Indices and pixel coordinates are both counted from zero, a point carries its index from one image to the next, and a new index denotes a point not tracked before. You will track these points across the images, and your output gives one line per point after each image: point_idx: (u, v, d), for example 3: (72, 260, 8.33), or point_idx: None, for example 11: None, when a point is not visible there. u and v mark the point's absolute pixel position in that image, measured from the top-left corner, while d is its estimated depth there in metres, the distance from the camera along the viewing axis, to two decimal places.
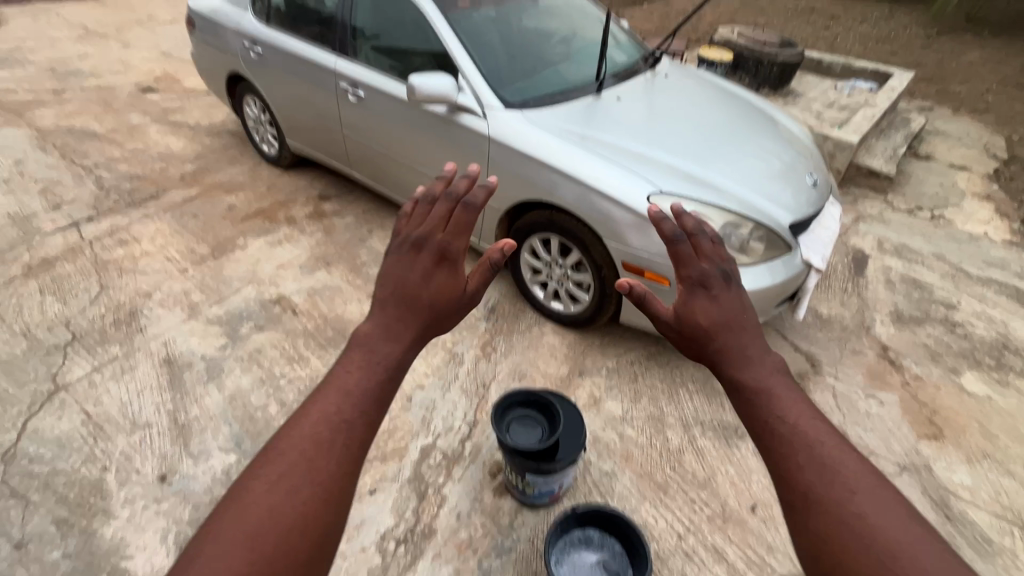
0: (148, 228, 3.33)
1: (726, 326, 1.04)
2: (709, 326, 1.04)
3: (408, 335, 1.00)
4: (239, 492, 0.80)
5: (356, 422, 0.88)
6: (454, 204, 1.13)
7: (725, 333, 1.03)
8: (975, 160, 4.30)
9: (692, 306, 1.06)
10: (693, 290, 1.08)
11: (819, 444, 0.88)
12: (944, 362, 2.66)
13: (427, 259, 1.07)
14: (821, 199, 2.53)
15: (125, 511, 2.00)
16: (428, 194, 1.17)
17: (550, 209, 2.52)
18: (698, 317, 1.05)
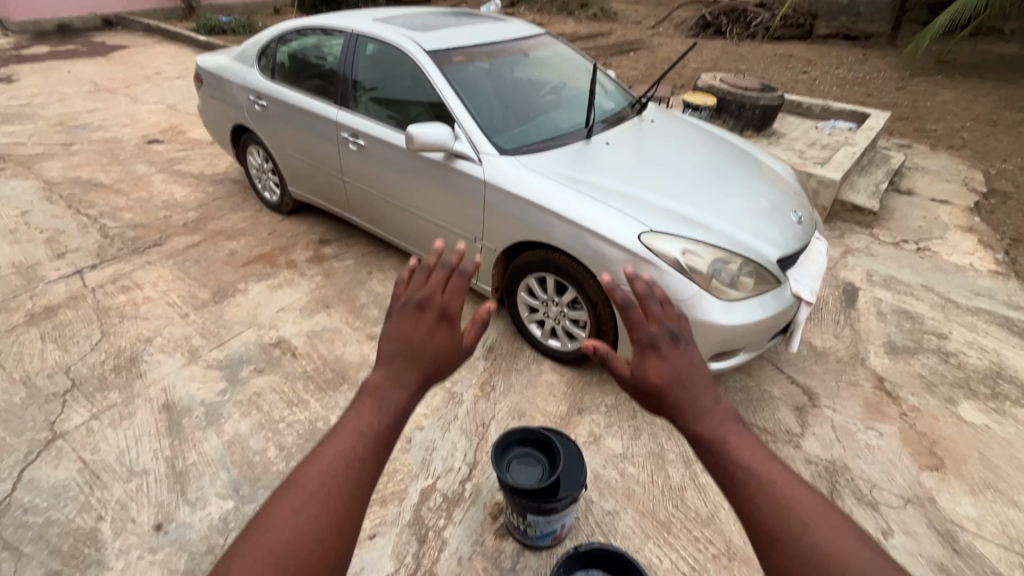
0: (150, 274, 3.38)
1: (680, 381, 0.99)
2: (665, 386, 0.99)
3: (414, 384, 0.97)
4: (260, 520, 0.80)
5: (369, 463, 0.87)
6: (452, 272, 1.07)
7: (680, 389, 0.99)
8: (955, 193, 4.46)
9: (645, 370, 1.01)
10: (647, 351, 1.03)
11: (774, 487, 0.86)
12: (940, 391, 2.69)
13: (430, 319, 1.02)
14: (807, 234, 2.62)
15: (118, 561, 1.96)
16: (424, 263, 1.09)
17: (545, 249, 2.59)
18: (648, 378, 1.01)
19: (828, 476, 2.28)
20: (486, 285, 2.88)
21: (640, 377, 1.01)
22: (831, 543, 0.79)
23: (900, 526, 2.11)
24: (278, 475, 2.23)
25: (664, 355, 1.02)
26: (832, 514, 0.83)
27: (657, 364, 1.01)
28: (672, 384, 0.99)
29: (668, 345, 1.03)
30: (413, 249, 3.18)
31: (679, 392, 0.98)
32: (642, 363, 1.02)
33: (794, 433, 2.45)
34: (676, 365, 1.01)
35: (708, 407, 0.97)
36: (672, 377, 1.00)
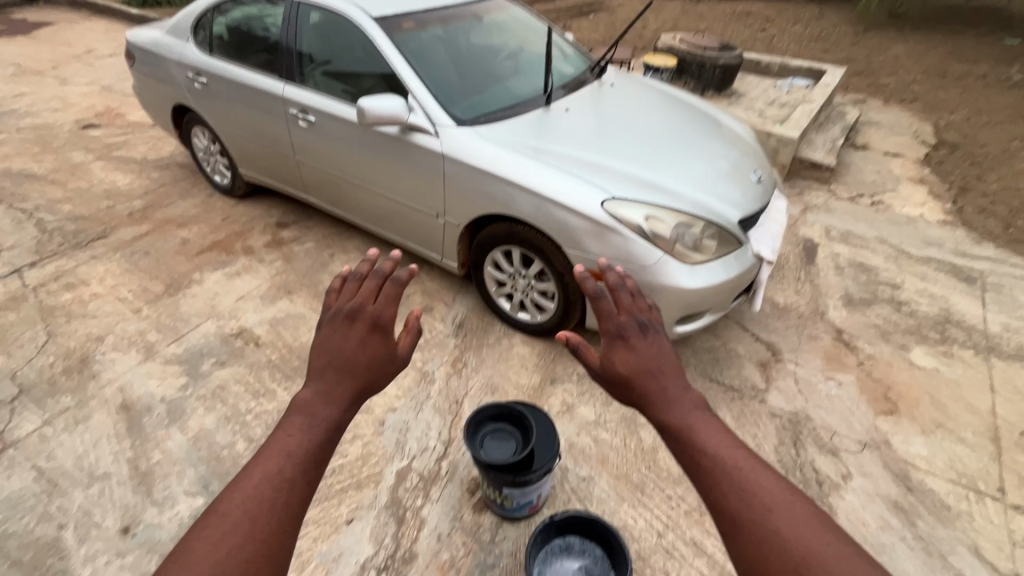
0: (96, 269, 3.20)
1: (648, 371, 1.02)
2: (634, 377, 1.02)
3: (345, 396, 0.98)
4: (182, 551, 0.79)
5: (297, 482, 0.86)
6: (385, 280, 1.12)
7: (650, 379, 1.01)
8: (907, 146, 4.57)
9: (616, 362, 1.05)
10: (616, 343, 1.06)
11: (739, 471, 0.87)
12: (894, 339, 2.80)
13: (362, 328, 1.06)
14: (767, 194, 2.64)
15: (86, 568, 1.90)
16: (356, 272, 1.14)
17: (509, 221, 2.55)
18: (618, 369, 1.04)
19: (792, 427, 2.37)
20: (452, 261, 2.83)
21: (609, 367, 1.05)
22: (793, 527, 0.80)
23: (858, 469, 2.22)
24: None
25: (634, 347, 1.05)
26: (794, 497, 0.85)
27: (626, 355, 1.05)
28: (641, 375, 1.02)
29: (638, 337, 1.06)
30: (375, 228, 3.09)
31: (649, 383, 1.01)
32: (612, 353, 1.06)
33: (759, 388, 2.53)
34: (646, 357, 1.04)
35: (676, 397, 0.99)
36: (639, 367, 1.03)
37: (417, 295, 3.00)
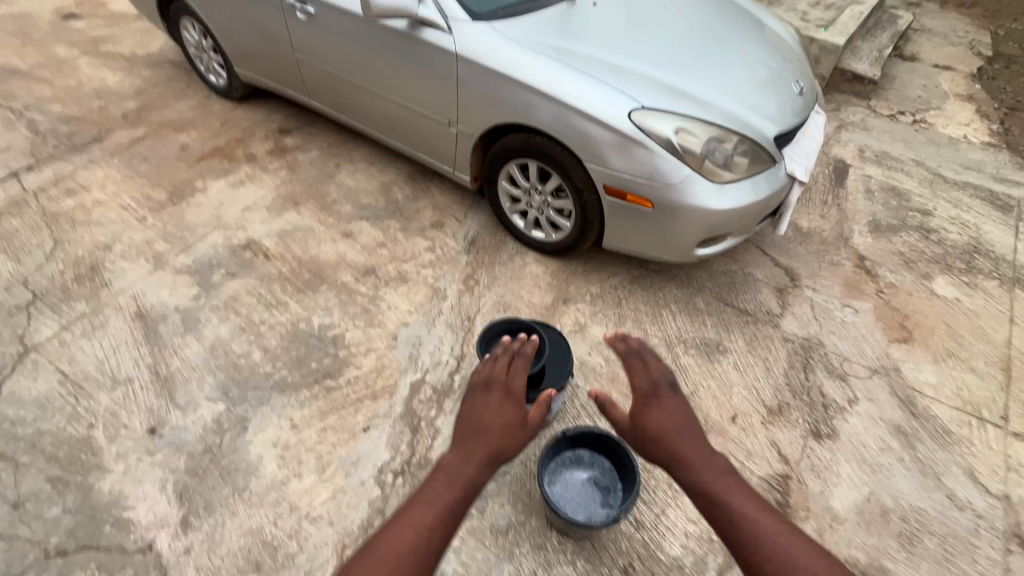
0: (96, 174, 3.09)
1: (497, 440, 1.32)
2: (467, 427, 1.35)
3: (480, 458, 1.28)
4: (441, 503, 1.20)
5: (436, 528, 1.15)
6: (513, 357, 1.52)
7: (416, 533, 1.14)
8: (959, 59, 4.17)
9: (496, 407, 1.38)
10: (497, 361, 1.51)
11: None
12: (917, 268, 2.72)
13: (495, 397, 1.41)
14: (807, 107, 2.43)
15: (119, 464, 2.01)
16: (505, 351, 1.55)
17: (526, 131, 2.39)
18: (447, 489, 1.22)
19: (803, 352, 2.37)
20: (464, 175, 2.69)
21: (510, 387, 1.43)
22: None
23: (865, 395, 2.25)
24: (266, 377, 2.23)
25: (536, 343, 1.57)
26: None
27: (448, 463, 1.28)
28: (491, 448, 1.30)
29: (514, 362, 1.51)
30: (382, 138, 2.91)
31: (423, 543, 1.12)
32: (468, 397, 1.44)
33: (774, 313, 2.50)
34: (465, 474, 1.25)
35: (414, 506, 1.19)
36: (476, 432, 1.34)
37: (428, 210, 2.89)
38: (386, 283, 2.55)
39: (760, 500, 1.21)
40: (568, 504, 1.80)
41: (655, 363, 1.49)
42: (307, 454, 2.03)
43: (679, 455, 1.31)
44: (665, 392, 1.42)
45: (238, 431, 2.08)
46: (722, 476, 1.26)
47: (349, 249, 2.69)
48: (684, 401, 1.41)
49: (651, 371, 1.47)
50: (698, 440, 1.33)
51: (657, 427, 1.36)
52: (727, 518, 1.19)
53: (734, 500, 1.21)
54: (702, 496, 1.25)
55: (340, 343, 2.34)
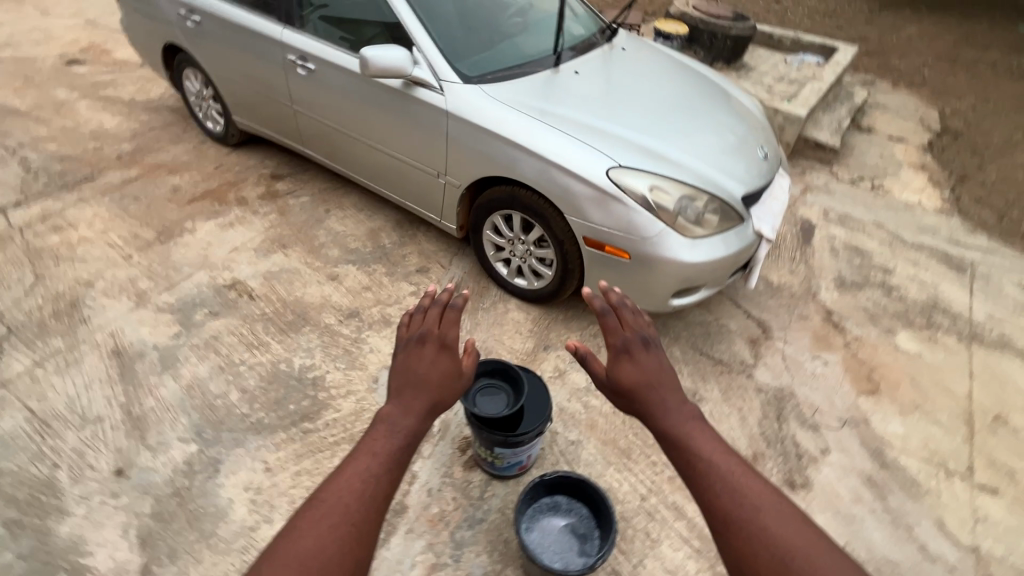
0: (85, 212, 3.12)
1: (437, 392, 1.23)
2: (404, 379, 1.24)
3: (422, 409, 1.19)
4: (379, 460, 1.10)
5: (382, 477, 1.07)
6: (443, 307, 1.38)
7: (363, 480, 1.05)
8: (911, 132, 4.54)
9: (433, 361, 1.27)
10: (427, 313, 1.36)
11: None
12: (881, 323, 2.86)
13: (430, 349, 1.29)
14: (772, 171, 2.62)
15: (80, 508, 1.93)
16: (419, 306, 1.39)
17: (510, 184, 2.52)
18: (393, 433, 1.14)
19: (776, 402, 2.43)
20: (451, 224, 2.80)
21: (446, 339, 1.31)
22: None
23: (837, 445, 2.30)
24: (243, 418, 2.20)
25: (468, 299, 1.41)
26: None
27: (387, 414, 1.17)
28: (433, 399, 1.22)
29: (447, 313, 1.36)
30: (372, 186, 3.02)
31: (373, 488, 1.05)
32: (401, 351, 1.30)
33: (748, 363, 2.58)
34: (405, 424, 1.16)
35: (358, 452, 1.10)
36: (417, 385, 1.23)
37: (414, 256, 2.97)
38: (369, 326, 2.58)
39: (724, 444, 1.12)
40: (545, 551, 1.78)
41: (632, 317, 1.34)
42: (279, 498, 1.99)
43: (650, 408, 1.21)
44: (638, 349, 1.28)
45: (210, 474, 2.03)
46: (686, 420, 1.18)
47: (334, 291, 2.74)
48: (662, 357, 1.28)
49: (625, 326, 1.32)
50: (668, 390, 1.23)
51: (631, 383, 1.24)
52: (683, 458, 1.12)
53: (696, 443, 1.13)
54: (666, 441, 1.16)
55: (320, 385, 2.33)
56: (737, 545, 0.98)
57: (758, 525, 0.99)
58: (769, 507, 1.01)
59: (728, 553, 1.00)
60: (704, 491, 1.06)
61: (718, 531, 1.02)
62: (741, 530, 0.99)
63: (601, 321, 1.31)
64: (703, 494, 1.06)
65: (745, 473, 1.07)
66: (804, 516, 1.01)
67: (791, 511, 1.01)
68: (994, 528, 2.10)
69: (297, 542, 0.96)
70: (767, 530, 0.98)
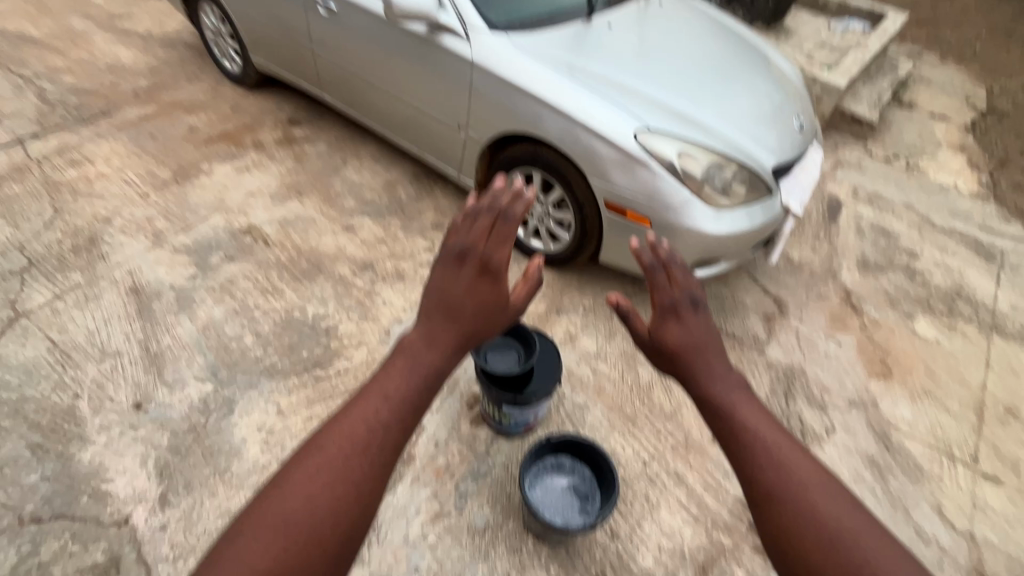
0: (102, 148, 3.10)
1: (468, 324, 1.22)
2: (437, 301, 1.24)
3: (447, 343, 1.18)
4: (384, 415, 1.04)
5: (390, 424, 1.04)
6: (496, 221, 1.30)
7: (369, 429, 1.02)
8: (954, 110, 4.32)
9: (472, 285, 1.25)
10: (478, 222, 1.30)
11: None
12: (900, 307, 2.80)
13: (469, 271, 1.26)
14: (806, 143, 2.51)
15: (101, 436, 2.00)
16: (474, 209, 1.33)
17: (533, 142, 2.45)
18: (409, 378, 1.11)
19: (786, 379, 2.43)
20: (469, 180, 2.74)
21: (489, 262, 1.27)
22: None
23: (843, 425, 2.30)
24: (256, 361, 2.24)
25: (533, 203, 1.31)
26: None
27: (411, 344, 1.18)
28: (461, 333, 1.21)
29: (498, 228, 1.29)
30: (391, 137, 2.96)
31: (377, 441, 1.01)
32: (440, 267, 1.28)
33: (760, 339, 2.56)
34: (427, 359, 1.15)
35: (367, 396, 1.07)
36: (448, 312, 1.22)
37: (430, 210, 2.93)
38: (383, 279, 2.58)
39: (771, 418, 1.12)
40: (546, 508, 1.82)
41: (683, 276, 1.34)
42: (291, 440, 2.04)
43: (693, 371, 1.23)
44: (686, 311, 1.30)
45: (224, 412, 2.09)
46: (733, 389, 1.18)
47: (349, 242, 2.72)
48: (709, 321, 1.31)
49: (675, 286, 1.33)
50: (714, 355, 1.25)
51: (674, 344, 1.26)
52: (727, 427, 1.12)
53: (742, 413, 1.13)
54: (710, 406, 1.17)
55: (333, 334, 2.36)
56: (780, 517, 0.98)
57: (807, 500, 0.97)
58: (817, 485, 1.00)
59: (769, 526, 0.99)
60: (750, 462, 1.05)
61: (758, 502, 1.01)
62: (787, 504, 0.98)
63: (650, 279, 1.32)
64: (747, 464, 1.05)
65: (793, 447, 1.05)
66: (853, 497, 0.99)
67: (841, 491, 1.00)
68: (991, 516, 2.12)
69: (286, 501, 0.93)
70: (817, 506, 0.97)
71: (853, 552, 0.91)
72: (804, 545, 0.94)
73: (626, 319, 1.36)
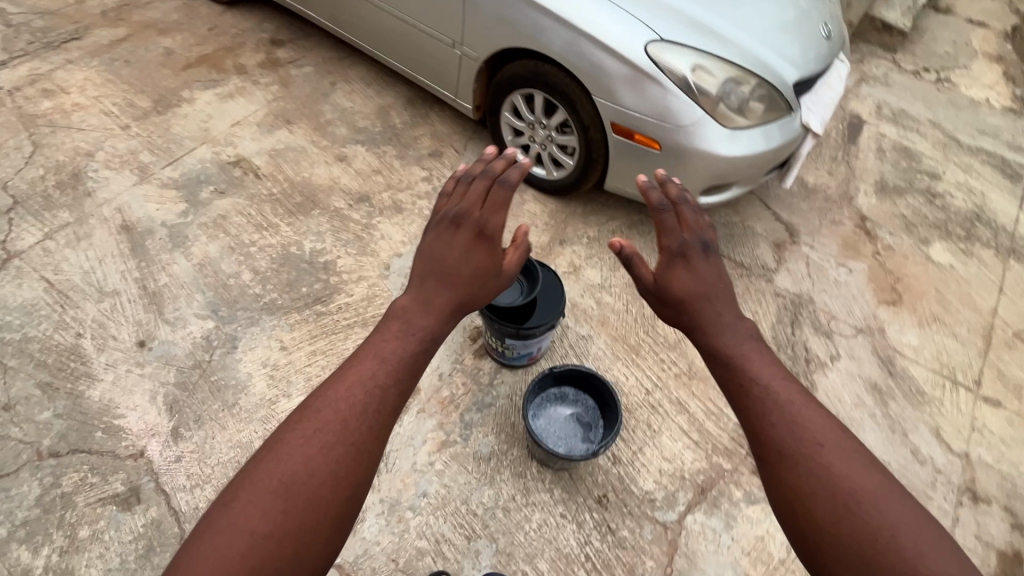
0: (74, 75, 2.90)
1: (462, 289, 1.24)
2: (432, 265, 1.25)
3: (443, 309, 1.21)
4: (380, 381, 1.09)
5: (386, 388, 1.09)
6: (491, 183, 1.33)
7: (365, 394, 1.07)
8: (994, 14, 3.95)
9: (468, 249, 1.26)
10: (473, 188, 1.33)
11: None
12: (917, 232, 2.70)
13: (465, 235, 1.28)
14: (832, 54, 2.30)
15: (108, 374, 2.02)
16: (466, 175, 1.38)
17: (534, 59, 2.26)
18: (403, 344, 1.14)
19: (793, 308, 2.39)
20: (466, 103, 2.57)
21: (486, 227, 1.28)
22: None
23: (848, 352, 2.29)
24: (256, 298, 2.22)
25: (529, 169, 1.32)
26: None
27: (405, 310, 1.19)
28: (456, 298, 1.23)
29: (494, 190, 1.32)
30: (381, 56, 2.74)
31: (374, 405, 1.06)
32: (436, 232, 1.30)
33: (769, 268, 2.50)
34: (422, 325, 1.18)
35: (362, 362, 1.11)
36: (444, 277, 1.24)
37: (426, 137, 2.78)
38: (380, 212, 2.49)
39: (784, 373, 1.14)
40: (550, 437, 1.86)
41: (693, 218, 1.32)
42: (296, 375, 2.06)
43: (702, 319, 1.22)
44: (696, 256, 1.27)
45: (228, 349, 2.10)
46: (742, 340, 1.19)
47: (342, 173, 2.60)
48: (718, 265, 1.28)
49: (685, 229, 1.31)
50: (724, 305, 1.23)
51: (683, 291, 1.24)
52: (739, 383, 1.13)
53: (754, 369, 1.14)
54: (719, 359, 1.18)
55: (331, 269, 2.31)
56: (789, 477, 1.02)
57: (821, 463, 1.02)
58: (833, 445, 1.04)
59: (778, 485, 1.03)
60: (763, 422, 1.08)
61: (769, 462, 1.05)
62: (800, 465, 1.02)
63: (658, 218, 1.31)
64: (759, 424, 1.08)
65: (809, 408, 1.08)
66: (868, 456, 1.04)
67: (857, 450, 1.04)
68: (988, 438, 2.15)
69: (286, 462, 0.98)
70: (830, 468, 1.01)
71: (863, 512, 0.96)
72: (815, 507, 0.98)
73: (630, 263, 1.31)
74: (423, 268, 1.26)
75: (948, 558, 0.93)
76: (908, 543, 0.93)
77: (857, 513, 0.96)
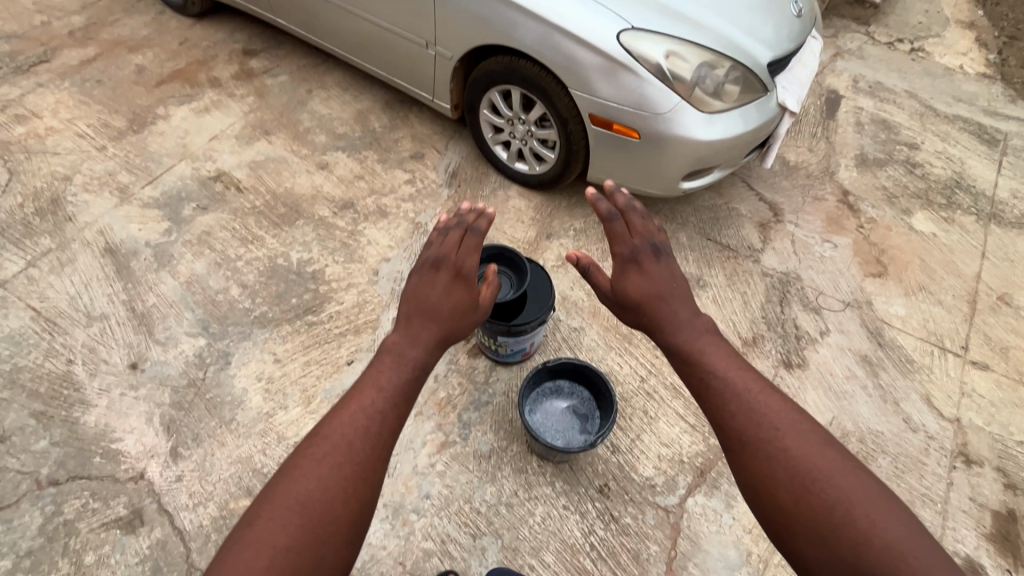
0: (46, 99, 2.86)
1: (446, 323, 1.27)
2: (416, 305, 1.28)
3: (430, 341, 1.24)
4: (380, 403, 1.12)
5: (387, 410, 1.11)
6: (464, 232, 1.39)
7: (368, 416, 1.09)
8: None
9: (448, 289, 1.31)
10: (448, 236, 1.38)
11: None
12: (899, 204, 2.73)
13: (444, 276, 1.32)
14: (804, 31, 2.31)
15: (102, 399, 2.02)
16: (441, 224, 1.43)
17: (509, 55, 2.25)
18: (398, 370, 1.18)
19: (781, 286, 2.41)
20: (444, 103, 2.56)
21: (463, 269, 1.34)
22: None
23: (837, 327, 2.32)
24: (246, 312, 2.21)
25: (495, 218, 1.41)
26: None
27: (395, 345, 1.22)
28: (441, 331, 1.26)
29: (467, 237, 1.38)
30: (356, 61, 2.72)
31: (376, 427, 1.08)
32: (416, 277, 1.34)
33: (755, 248, 2.52)
34: (412, 355, 1.20)
35: (361, 390, 1.13)
36: (427, 314, 1.27)
37: (407, 140, 2.77)
38: (365, 218, 2.48)
39: (741, 363, 1.19)
40: (548, 430, 1.87)
41: (642, 224, 1.40)
42: (292, 387, 2.06)
43: (659, 319, 1.28)
44: (648, 260, 1.35)
45: (222, 365, 2.09)
46: (698, 335, 1.25)
47: (325, 181, 2.59)
48: (670, 267, 1.34)
49: (635, 236, 1.39)
50: (679, 303, 1.30)
51: (638, 294, 1.31)
52: (698, 377, 1.19)
53: (711, 361, 1.19)
54: (679, 356, 1.24)
55: (320, 279, 2.31)
56: (750, 463, 1.06)
57: (777, 447, 1.05)
58: (788, 427, 1.07)
59: (743, 471, 1.07)
60: (722, 411, 1.12)
61: (733, 451, 1.09)
62: (758, 449, 1.06)
63: (608, 229, 1.38)
64: (719, 413, 1.13)
65: (765, 393, 1.12)
66: (825, 435, 1.07)
67: (813, 431, 1.07)
68: (977, 401, 2.19)
69: (299, 483, 0.99)
70: (787, 451, 1.04)
71: (821, 491, 0.98)
72: (776, 491, 1.01)
73: (589, 272, 1.43)
74: (409, 306, 1.28)
75: (910, 529, 0.93)
76: (862, 515, 0.94)
77: (814, 493, 0.98)
